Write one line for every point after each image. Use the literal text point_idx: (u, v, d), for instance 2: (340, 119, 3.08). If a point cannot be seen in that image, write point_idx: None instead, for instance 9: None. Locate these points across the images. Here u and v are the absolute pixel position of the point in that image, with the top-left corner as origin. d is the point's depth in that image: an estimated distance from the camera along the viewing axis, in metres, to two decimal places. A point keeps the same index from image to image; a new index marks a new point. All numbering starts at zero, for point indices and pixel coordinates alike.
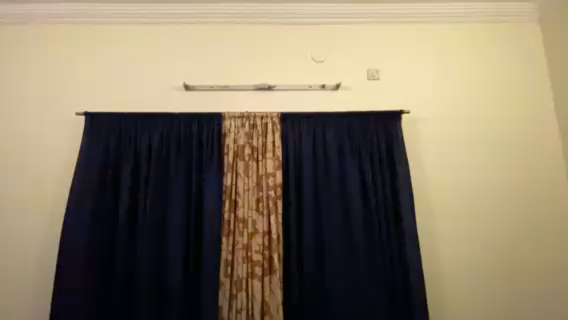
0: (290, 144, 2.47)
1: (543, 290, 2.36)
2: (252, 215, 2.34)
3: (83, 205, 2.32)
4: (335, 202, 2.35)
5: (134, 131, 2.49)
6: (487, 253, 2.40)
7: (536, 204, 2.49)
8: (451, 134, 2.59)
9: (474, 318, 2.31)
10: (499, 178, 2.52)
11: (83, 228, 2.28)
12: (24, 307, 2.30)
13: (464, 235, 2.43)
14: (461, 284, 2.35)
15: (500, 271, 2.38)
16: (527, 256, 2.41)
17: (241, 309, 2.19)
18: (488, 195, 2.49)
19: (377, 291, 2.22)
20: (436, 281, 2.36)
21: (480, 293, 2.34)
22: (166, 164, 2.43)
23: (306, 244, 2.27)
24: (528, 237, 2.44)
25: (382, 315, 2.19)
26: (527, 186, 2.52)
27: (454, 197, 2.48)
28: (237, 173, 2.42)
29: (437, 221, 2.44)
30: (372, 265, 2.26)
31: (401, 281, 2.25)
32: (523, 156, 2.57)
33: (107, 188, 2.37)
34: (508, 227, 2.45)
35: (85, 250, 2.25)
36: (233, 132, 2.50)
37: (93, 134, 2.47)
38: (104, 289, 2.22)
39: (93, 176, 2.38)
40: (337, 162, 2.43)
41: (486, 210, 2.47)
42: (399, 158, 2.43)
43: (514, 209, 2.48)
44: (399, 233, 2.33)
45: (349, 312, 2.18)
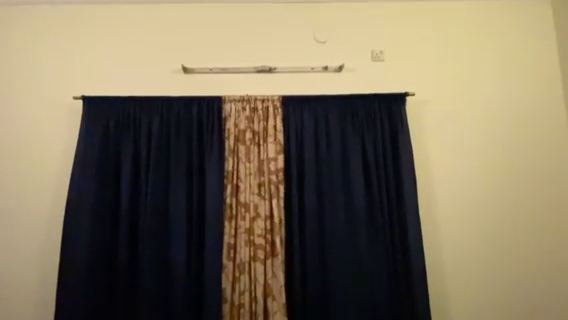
0: (292, 128, 2.44)
1: (543, 275, 2.38)
2: (254, 199, 2.34)
3: (84, 196, 2.31)
4: (337, 187, 2.34)
5: (133, 115, 2.45)
6: (488, 237, 2.41)
7: (541, 193, 2.47)
8: (456, 120, 2.53)
9: (474, 306, 2.34)
10: (503, 167, 2.49)
11: (85, 219, 2.29)
12: (32, 290, 2.35)
13: (466, 226, 2.42)
14: (462, 274, 2.37)
15: (500, 262, 2.39)
16: (529, 247, 2.41)
17: (244, 291, 2.22)
18: (492, 185, 2.47)
19: (378, 280, 2.23)
20: (437, 271, 2.37)
21: (481, 283, 2.36)
22: (167, 149, 2.41)
23: (309, 230, 2.28)
24: (530, 221, 2.44)
25: (383, 296, 2.22)
26: (532, 175, 2.49)
27: (458, 187, 2.46)
28: (238, 157, 2.40)
29: (440, 210, 2.43)
30: (374, 254, 2.27)
31: (403, 270, 2.26)
32: (529, 139, 2.53)
33: (108, 177, 2.36)
34: (510, 210, 2.45)
35: (89, 240, 2.27)
36: (234, 115, 2.47)
37: (92, 120, 2.43)
38: (109, 272, 2.26)
39: (93, 166, 2.36)
40: (339, 147, 2.40)
41: (490, 200, 2.45)
42: (403, 142, 2.39)
43: (517, 192, 2.47)
44: (401, 222, 2.31)
45: (351, 300, 2.21)
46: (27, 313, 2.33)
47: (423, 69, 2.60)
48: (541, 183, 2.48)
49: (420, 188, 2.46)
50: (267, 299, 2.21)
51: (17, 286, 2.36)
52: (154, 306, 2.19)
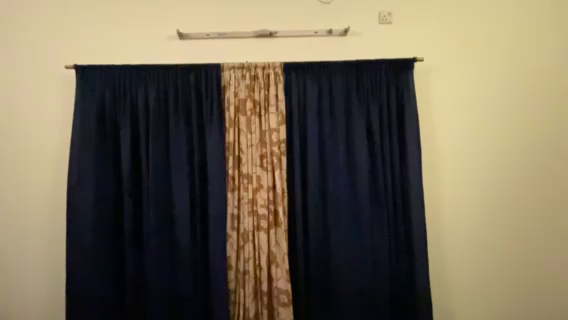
0: (294, 97, 2.35)
1: (544, 255, 2.40)
2: (256, 171, 2.32)
3: (86, 178, 2.30)
4: (341, 161, 2.31)
5: (129, 86, 2.36)
6: (490, 208, 2.42)
7: (548, 174, 2.43)
8: (464, 93, 2.43)
9: (473, 286, 2.39)
10: (510, 146, 2.43)
11: (89, 202, 2.29)
12: (41, 261, 2.41)
13: (470, 208, 2.42)
14: (463, 256, 2.40)
15: (503, 243, 2.40)
16: (533, 229, 2.41)
17: (248, 259, 2.27)
18: (499, 166, 2.43)
19: (381, 261, 2.26)
20: (439, 253, 2.41)
21: (481, 264, 2.40)
22: (165, 121, 2.34)
23: (312, 204, 2.28)
24: (534, 193, 2.42)
25: (385, 277, 2.25)
26: (541, 156, 2.43)
27: (463, 168, 2.42)
28: (240, 128, 2.35)
29: (443, 192, 2.42)
30: (377, 234, 2.28)
31: (405, 251, 2.28)
32: (539, 108, 2.44)
33: (108, 158, 2.33)
34: (515, 186, 2.42)
35: (94, 223, 2.28)
36: (233, 84, 2.37)
37: (87, 92, 2.34)
38: (115, 245, 2.30)
39: (92, 148, 2.32)
40: (344, 119, 2.33)
41: (495, 182, 2.42)
42: (409, 112, 2.32)
43: (523, 171, 2.43)
44: (405, 203, 2.30)
45: (353, 279, 2.25)
46: (39, 283, 2.41)
47: (433, 32, 2.45)
48: (548, 154, 2.43)
49: (424, 159, 2.43)
50: (271, 266, 2.26)
51: (27, 257, 2.42)
52: (161, 284, 2.25)
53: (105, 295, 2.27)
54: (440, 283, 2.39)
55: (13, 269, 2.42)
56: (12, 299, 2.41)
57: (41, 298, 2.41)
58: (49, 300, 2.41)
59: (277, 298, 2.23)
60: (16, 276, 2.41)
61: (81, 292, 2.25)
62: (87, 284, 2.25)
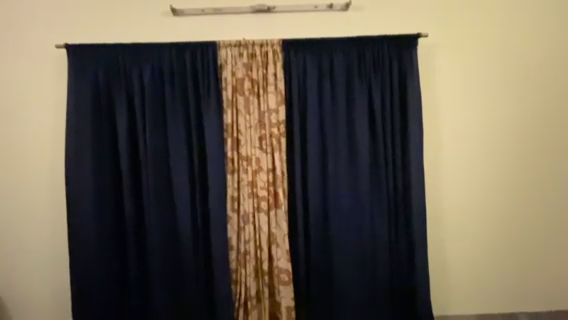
0: (293, 76, 2.28)
1: (552, 245, 2.32)
2: (255, 152, 2.29)
3: (84, 165, 2.28)
4: (341, 143, 2.27)
5: (123, 65, 2.28)
6: (495, 189, 2.34)
7: (558, 160, 2.33)
8: (469, 74, 2.34)
9: (476, 277, 2.34)
10: (517, 131, 2.34)
11: (88, 188, 2.28)
12: (42, 243, 2.43)
13: (474, 197, 2.34)
14: (466, 246, 2.34)
15: (508, 233, 2.33)
16: (541, 219, 2.32)
17: (249, 240, 2.29)
18: (504, 154, 2.34)
19: (380, 245, 2.28)
20: (441, 243, 2.34)
21: (484, 255, 2.34)
22: (161, 103, 2.28)
23: (312, 188, 2.27)
24: (541, 175, 2.34)
25: (384, 263, 2.27)
26: (550, 141, 2.33)
27: (467, 155, 2.34)
28: (238, 109, 2.29)
29: (447, 179, 2.34)
30: (377, 218, 2.28)
31: (405, 236, 2.28)
32: (549, 89, 2.34)
33: (104, 144, 2.29)
34: (521, 173, 2.33)
35: (94, 209, 2.29)
36: (230, 63, 2.29)
37: (80, 73, 2.27)
38: (116, 230, 2.31)
39: (88, 134, 2.28)
40: (344, 99, 2.27)
41: (501, 169, 2.33)
42: (412, 91, 2.25)
43: (531, 158, 2.33)
44: (406, 188, 2.28)
45: (352, 263, 2.28)
46: (41, 264, 2.43)
47: (439, 6, 2.33)
48: (556, 135, 2.34)
49: (426, 140, 2.35)
50: (271, 246, 2.29)
51: (28, 239, 2.42)
52: (163, 268, 2.28)
53: (107, 276, 2.29)
54: (442, 273, 2.34)
55: (14, 251, 2.43)
56: (14, 279, 2.44)
57: (43, 279, 2.43)
58: (51, 281, 2.43)
59: (278, 278, 2.27)
60: (18, 258, 2.43)
61: (84, 272, 2.29)
62: (90, 264, 2.29)
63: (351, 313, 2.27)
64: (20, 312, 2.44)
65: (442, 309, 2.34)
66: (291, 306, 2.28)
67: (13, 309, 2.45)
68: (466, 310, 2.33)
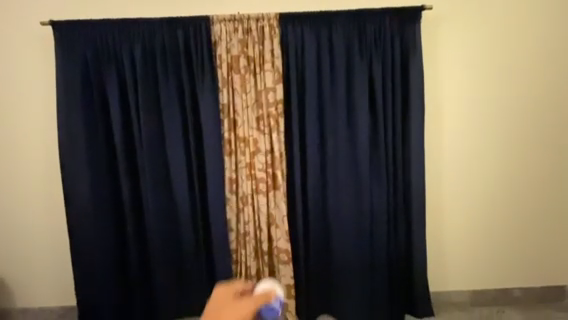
0: (291, 53, 2.18)
1: (548, 223, 2.35)
2: (253, 134, 2.24)
3: (76, 149, 2.23)
4: (340, 124, 2.22)
5: (111, 42, 2.17)
6: (495, 168, 2.32)
7: (559, 139, 2.30)
8: (475, 49, 2.25)
9: (472, 261, 2.37)
10: (521, 109, 2.28)
11: (84, 173, 2.25)
12: (42, 226, 2.43)
13: (472, 178, 2.33)
14: (463, 226, 2.36)
15: (505, 213, 2.34)
16: (539, 198, 2.33)
17: (248, 222, 2.29)
18: (504, 146, 2.30)
19: (378, 227, 2.28)
20: (438, 223, 2.36)
21: (481, 235, 2.36)
22: (154, 83, 2.20)
23: (311, 169, 2.25)
24: (542, 153, 2.31)
25: (383, 245, 2.28)
26: (552, 120, 2.29)
27: (468, 135, 2.30)
28: (234, 89, 2.21)
29: (446, 159, 2.32)
30: (376, 199, 2.26)
31: (403, 217, 2.28)
32: (555, 66, 2.26)
33: (97, 127, 2.23)
34: (521, 154, 2.31)
35: (91, 193, 2.27)
36: (225, 39, 2.18)
37: (66, 52, 2.16)
38: (115, 214, 2.31)
39: (79, 117, 2.21)
40: (344, 77, 2.18)
41: (502, 150, 2.31)
42: (414, 68, 2.16)
43: (532, 137, 2.30)
44: (405, 170, 2.25)
45: (350, 245, 2.30)
46: (42, 246, 2.44)
47: None
48: (560, 112, 2.28)
49: (428, 118, 2.29)
50: (271, 227, 2.30)
51: (27, 222, 2.42)
52: (163, 251, 2.30)
53: (108, 257, 2.32)
54: (438, 252, 2.38)
55: (14, 233, 2.43)
56: (16, 261, 2.45)
57: (45, 261, 2.45)
58: (53, 262, 2.45)
59: (278, 257, 2.30)
60: (18, 240, 2.44)
61: (85, 256, 2.31)
62: (90, 247, 2.30)
63: (349, 292, 2.32)
64: (23, 293, 2.48)
65: (439, 285, 2.39)
66: (291, 284, 2.32)
67: (16, 290, 2.48)
68: (461, 285, 2.39)
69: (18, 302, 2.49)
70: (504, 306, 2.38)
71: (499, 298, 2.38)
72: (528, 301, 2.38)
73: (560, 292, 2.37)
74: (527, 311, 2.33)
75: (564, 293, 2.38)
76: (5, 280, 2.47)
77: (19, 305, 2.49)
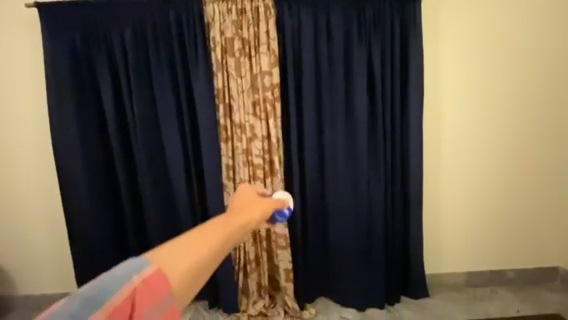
0: (287, 36, 2.11)
1: (544, 206, 2.36)
2: (249, 119, 2.19)
3: (69, 137, 2.18)
4: (338, 108, 2.17)
5: (101, 25, 2.09)
6: (491, 161, 2.31)
7: (559, 122, 2.27)
8: (476, 30, 2.18)
9: (468, 242, 2.41)
10: (523, 92, 2.24)
11: (77, 161, 2.22)
12: (40, 213, 2.43)
13: (471, 162, 2.31)
14: (460, 211, 2.37)
15: (502, 197, 2.35)
16: (536, 182, 2.33)
17: None
18: (505, 121, 2.27)
19: (377, 213, 2.25)
20: (434, 208, 2.37)
21: (478, 219, 2.38)
22: (147, 68, 2.14)
23: (309, 155, 2.23)
24: (539, 145, 2.29)
25: (381, 232, 2.27)
26: (552, 103, 2.25)
27: (468, 119, 2.26)
28: (229, 73, 2.14)
29: (445, 144, 2.29)
30: (375, 186, 2.23)
31: (401, 203, 2.28)
32: (557, 46, 2.20)
33: (90, 115, 2.20)
34: (520, 138, 2.28)
35: (86, 182, 2.24)
36: (218, 20, 2.09)
37: (53, 36, 2.07)
38: (113, 201, 2.32)
39: (70, 104, 2.16)
40: (342, 60, 2.12)
41: (501, 134, 2.28)
42: (414, 49, 2.09)
43: (532, 120, 2.27)
44: (403, 155, 2.23)
45: (348, 231, 2.29)
46: (41, 233, 2.45)
47: None
48: (561, 95, 2.24)
49: (427, 102, 2.25)
50: None
51: (24, 209, 2.41)
52: (162, 238, 2.31)
53: (107, 245, 2.33)
54: (435, 236, 2.40)
55: (12, 222, 2.43)
56: (16, 250, 2.47)
57: (45, 248, 2.46)
58: (52, 249, 2.47)
59: (275, 242, 2.29)
60: (16, 228, 2.44)
61: (82, 245, 2.30)
62: (88, 235, 2.30)
63: (347, 277, 2.34)
64: (24, 281, 2.51)
65: (434, 268, 2.44)
66: (289, 268, 2.31)
67: (17, 276, 2.50)
68: (455, 268, 2.43)
69: (19, 287, 2.51)
70: (497, 286, 2.42)
71: (493, 279, 2.43)
72: (522, 281, 2.43)
73: (552, 273, 2.42)
74: (520, 291, 2.38)
75: (557, 274, 2.42)
76: (5, 267, 2.49)
77: (21, 292, 2.52)
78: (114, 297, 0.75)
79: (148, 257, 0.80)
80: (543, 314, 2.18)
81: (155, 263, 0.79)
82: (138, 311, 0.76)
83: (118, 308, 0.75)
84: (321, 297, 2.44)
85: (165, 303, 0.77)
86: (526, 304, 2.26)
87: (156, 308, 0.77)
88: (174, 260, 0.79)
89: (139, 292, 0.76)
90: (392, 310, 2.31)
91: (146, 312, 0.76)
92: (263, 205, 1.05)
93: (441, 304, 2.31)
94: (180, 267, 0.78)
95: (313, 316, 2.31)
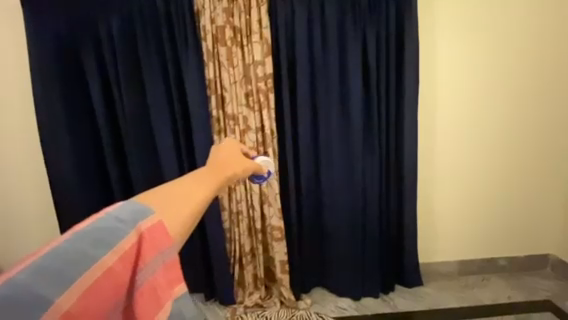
0: (280, 25, 2.04)
1: (537, 195, 2.38)
2: (243, 111, 2.15)
3: (56, 130, 2.15)
4: (333, 98, 2.14)
5: (87, 14, 2.04)
6: (485, 152, 2.31)
7: (553, 110, 2.26)
8: (473, 16, 2.14)
9: (462, 231, 2.43)
10: (519, 81, 2.22)
11: (66, 154, 2.19)
12: (29, 208, 2.37)
13: (465, 152, 2.31)
14: (454, 201, 2.38)
15: (496, 186, 2.36)
16: (530, 171, 2.34)
17: (241, 201, 2.26)
18: (501, 110, 2.25)
19: (372, 203, 2.25)
20: (428, 199, 2.38)
21: (472, 208, 2.39)
22: (136, 58, 2.10)
23: (304, 146, 2.20)
24: (533, 137, 2.29)
25: (375, 222, 2.28)
26: (548, 91, 2.24)
27: (463, 109, 2.24)
28: (220, 63, 2.09)
29: (439, 134, 2.28)
30: (369, 176, 2.22)
31: (395, 193, 2.28)
32: (554, 33, 2.17)
33: (78, 107, 2.17)
34: (515, 127, 2.28)
35: (76, 175, 2.23)
36: (208, 8, 2.02)
37: (36, 25, 2.01)
38: (104, 194, 2.31)
39: (56, 96, 2.12)
40: (336, 49, 2.07)
41: (496, 123, 2.27)
42: (410, 36, 2.05)
43: (528, 109, 2.26)
44: (398, 146, 2.21)
45: (343, 222, 2.29)
46: (31, 229, 2.40)
47: None
48: (556, 83, 2.23)
49: (422, 92, 2.22)
50: (264, 205, 2.27)
51: (12, 204, 2.35)
52: None
53: None
54: (429, 226, 2.42)
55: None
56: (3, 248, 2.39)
57: (36, 243, 2.42)
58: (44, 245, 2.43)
59: (271, 234, 2.29)
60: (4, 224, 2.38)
61: None
62: None
63: (342, 268, 2.35)
64: None
65: (428, 257, 2.46)
66: (285, 260, 2.32)
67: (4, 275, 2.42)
68: (448, 256, 2.47)
69: None
70: (489, 274, 2.47)
71: (485, 267, 2.47)
72: (513, 268, 2.47)
73: (543, 260, 2.47)
74: (511, 278, 2.43)
75: (547, 261, 2.47)
76: None
77: None
78: (122, 242, 0.76)
79: (151, 206, 0.83)
80: (533, 300, 2.24)
81: (159, 213, 0.83)
82: (144, 259, 0.78)
83: (126, 254, 0.76)
84: (316, 288, 2.47)
85: (169, 253, 0.82)
86: (517, 292, 2.31)
87: (160, 257, 0.80)
88: (173, 213, 0.84)
89: (146, 239, 0.79)
90: (387, 299, 2.34)
91: (152, 260, 0.79)
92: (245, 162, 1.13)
93: (435, 292, 2.35)
94: (180, 216, 0.84)
95: (310, 306, 2.33)
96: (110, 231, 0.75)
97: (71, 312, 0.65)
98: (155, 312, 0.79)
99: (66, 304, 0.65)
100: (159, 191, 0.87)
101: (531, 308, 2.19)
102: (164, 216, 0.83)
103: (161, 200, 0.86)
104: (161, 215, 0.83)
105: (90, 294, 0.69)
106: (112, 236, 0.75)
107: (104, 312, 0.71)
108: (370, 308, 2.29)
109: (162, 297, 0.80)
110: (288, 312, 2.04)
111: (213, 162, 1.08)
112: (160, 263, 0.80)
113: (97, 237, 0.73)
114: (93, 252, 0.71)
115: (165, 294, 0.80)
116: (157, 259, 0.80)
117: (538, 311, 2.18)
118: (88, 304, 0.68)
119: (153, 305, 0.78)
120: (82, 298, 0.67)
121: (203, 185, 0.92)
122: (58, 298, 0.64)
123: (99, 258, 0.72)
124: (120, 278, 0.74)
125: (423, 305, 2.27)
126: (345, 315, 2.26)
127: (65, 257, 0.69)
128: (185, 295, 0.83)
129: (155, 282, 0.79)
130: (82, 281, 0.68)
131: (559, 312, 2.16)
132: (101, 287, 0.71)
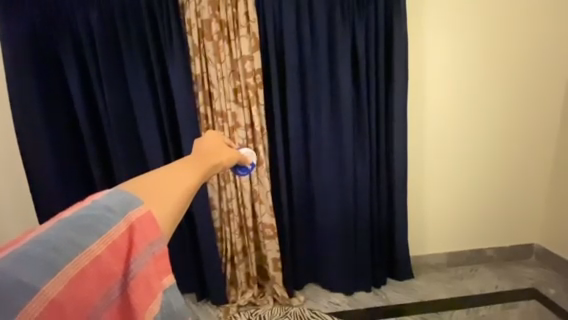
0: (268, 19, 1.99)
1: (523, 186, 2.44)
2: (231, 107, 2.10)
3: (34, 129, 2.06)
4: (323, 95, 2.11)
5: (62, 7, 1.93)
6: (471, 147, 2.34)
7: (539, 103, 2.30)
8: (463, 10, 2.14)
9: (449, 225, 2.47)
10: (505, 75, 2.25)
11: (45, 154, 2.10)
12: (8, 210, 2.28)
13: (452, 147, 2.33)
14: (442, 195, 2.41)
15: (482, 180, 2.40)
16: (518, 164, 2.39)
17: (231, 199, 2.21)
18: (488, 104, 2.28)
19: (362, 199, 2.25)
20: (418, 193, 2.40)
21: (458, 202, 2.43)
22: (117, 53, 2.02)
23: (294, 143, 2.17)
24: (520, 132, 2.34)
25: (366, 217, 2.28)
26: (532, 85, 2.28)
27: (451, 104, 2.26)
28: (207, 58, 2.03)
29: (426, 129, 2.30)
30: (360, 172, 2.21)
31: (386, 187, 2.29)
32: (540, 28, 2.20)
33: (57, 105, 2.09)
34: (501, 120, 2.31)
35: (57, 175, 2.15)
36: (193, 1, 1.95)
37: (8, 19, 1.91)
38: (88, 194, 2.25)
39: (32, 93, 2.02)
40: (325, 43, 2.04)
41: (483, 117, 2.30)
42: (398, 30, 2.03)
43: (514, 104, 2.29)
44: (388, 140, 2.21)
45: (333, 219, 2.28)
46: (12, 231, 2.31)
47: None
48: (541, 77, 2.27)
49: (411, 88, 2.23)
50: (255, 204, 2.24)
51: None
52: None
53: None
54: (418, 220, 2.46)
55: None
56: None
57: None
58: None
59: (263, 232, 2.27)
60: None
61: None
62: None
63: (333, 264, 2.35)
64: None
65: (418, 249, 2.50)
66: (277, 258, 2.30)
67: None
68: (438, 249, 2.51)
69: None
70: (476, 265, 2.53)
71: (473, 258, 2.53)
72: (499, 258, 2.55)
73: (528, 250, 2.55)
74: (497, 268, 2.50)
75: (532, 251, 2.55)
76: None
77: None
78: (110, 230, 0.74)
79: (138, 196, 0.82)
80: (520, 289, 2.31)
81: (148, 204, 0.82)
82: (136, 248, 0.76)
83: (116, 243, 0.73)
84: (309, 284, 2.48)
85: (159, 244, 0.80)
86: (504, 281, 2.38)
87: (150, 248, 0.79)
88: (162, 203, 0.84)
89: (136, 228, 0.77)
90: (379, 292, 2.37)
91: (144, 249, 0.77)
92: (228, 153, 1.15)
93: (425, 284, 2.40)
94: (167, 203, 0.84)
95: (303, 303, 2.33)
96: (98, 219, 0.73)
97: (59, 299, 0.61)
98: (147, 304, 0.75)
99: (53, 292, 0.60)
100: (146, 180, 0.88)
101: (519, 297, 2.26)
102: (153, 205, 0.83)
103: (148, 189, 0.85)
104: (149, 204, 0.83)
105: (79, 282, 0.65)
106: (98, 224, 0.73)
107: (94, 302, 0.66)
108: (363, 302, 2.31)
109: (154, 288, 0.77)
110: (282, 310, 2.02)
111: (195, 154, 1.09)
112: (150, 255, 0.79)
113: (83, 225, 0.71)
114: (79, 239, 0.69)
115: (157, 285, 0.78)
116: (147, 250, 0.78)
117: (524, 299, 2.24)
118: (77, 293, 0.64)
119: (146, 296, 0.75)
120: (69, 286, 0.63)
121: (188, 177, 0.93)
122: (44, 286, 0.60)
123: (88, 246, 0.69)
124: (110, 267, 0.71)
125: (415, 297, 2.31)
126: (339, 310, 2.27)
127: (49, 244, 0.65)
128: (174, 287, 0.81)
129: (146, 273, 0.77)
130: (68, 269, 0.64)
131: (545, 299, 2.23)
132: (90, 276, 0.67)
